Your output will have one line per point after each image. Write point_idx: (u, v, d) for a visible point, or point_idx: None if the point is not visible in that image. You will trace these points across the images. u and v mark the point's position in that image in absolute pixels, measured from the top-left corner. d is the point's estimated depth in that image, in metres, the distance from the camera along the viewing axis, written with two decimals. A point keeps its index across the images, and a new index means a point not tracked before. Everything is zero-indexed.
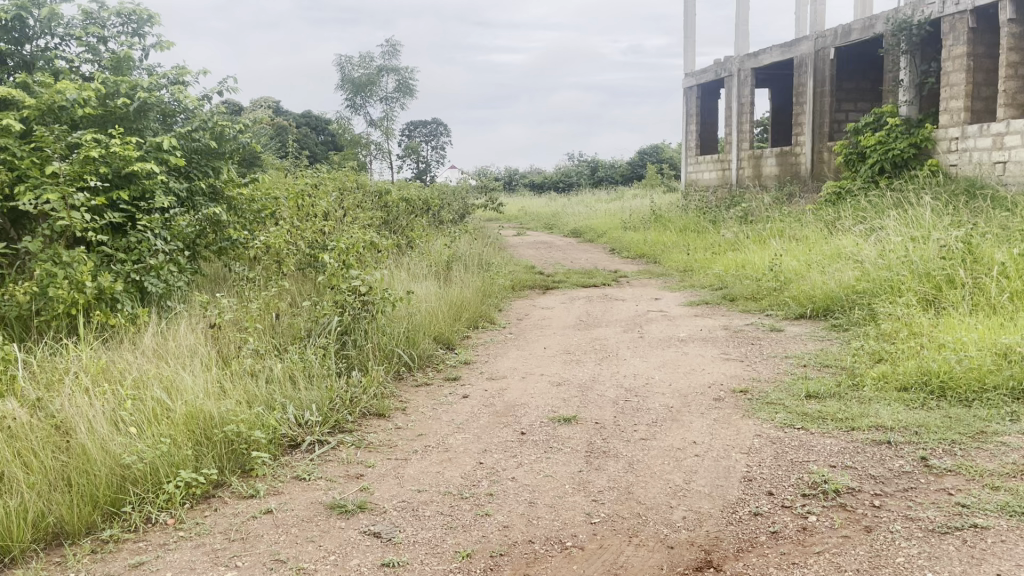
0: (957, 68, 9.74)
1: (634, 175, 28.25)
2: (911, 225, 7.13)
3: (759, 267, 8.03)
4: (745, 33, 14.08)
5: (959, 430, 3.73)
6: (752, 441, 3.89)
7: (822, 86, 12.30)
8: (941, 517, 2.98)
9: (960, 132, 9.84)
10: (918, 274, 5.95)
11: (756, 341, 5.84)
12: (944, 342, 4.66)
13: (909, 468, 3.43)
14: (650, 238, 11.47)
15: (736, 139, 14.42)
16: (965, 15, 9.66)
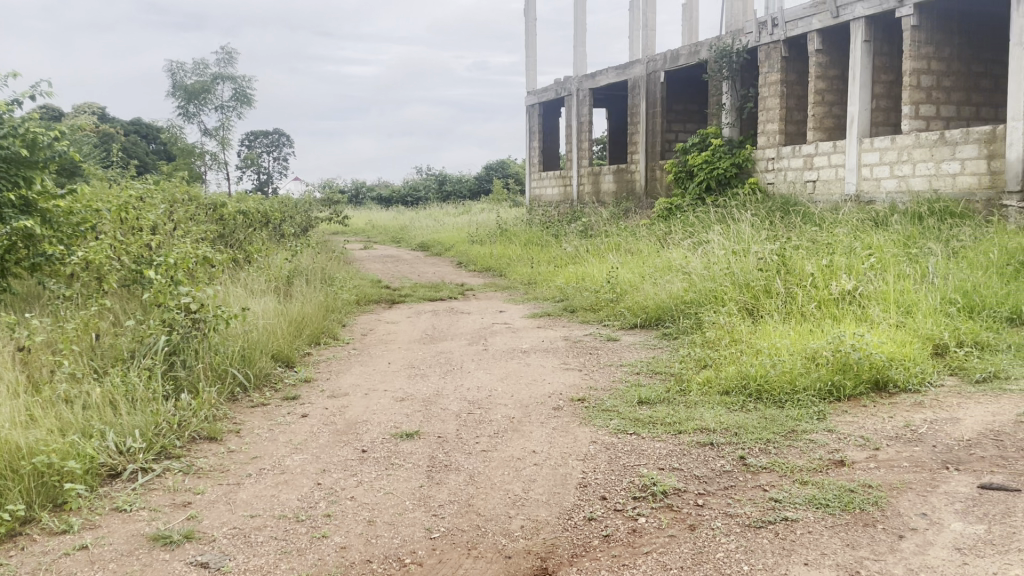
0: (773, 93, 10.59)
1: (481, 190, 28.59)
2: (733, 239, 7.62)
3: (597, 279, 8.33)
4: (582, 54, 14.62)
5: (774, 430, 4.02)
6: (588, 448, 4.01)
7: (653, 107, 12.97)
8: (756, 512, 3.20)
9: (775, 153, 10.67)
10: (738, 284, 6.38)
11: (594, 351, 6.05)
12: (761, 347, 5.02)
13: (729, 467, 3.67)
14: (496, 252, 11.63)
15: (576, 156, 14.93)
16: (778, 44, 10.51)
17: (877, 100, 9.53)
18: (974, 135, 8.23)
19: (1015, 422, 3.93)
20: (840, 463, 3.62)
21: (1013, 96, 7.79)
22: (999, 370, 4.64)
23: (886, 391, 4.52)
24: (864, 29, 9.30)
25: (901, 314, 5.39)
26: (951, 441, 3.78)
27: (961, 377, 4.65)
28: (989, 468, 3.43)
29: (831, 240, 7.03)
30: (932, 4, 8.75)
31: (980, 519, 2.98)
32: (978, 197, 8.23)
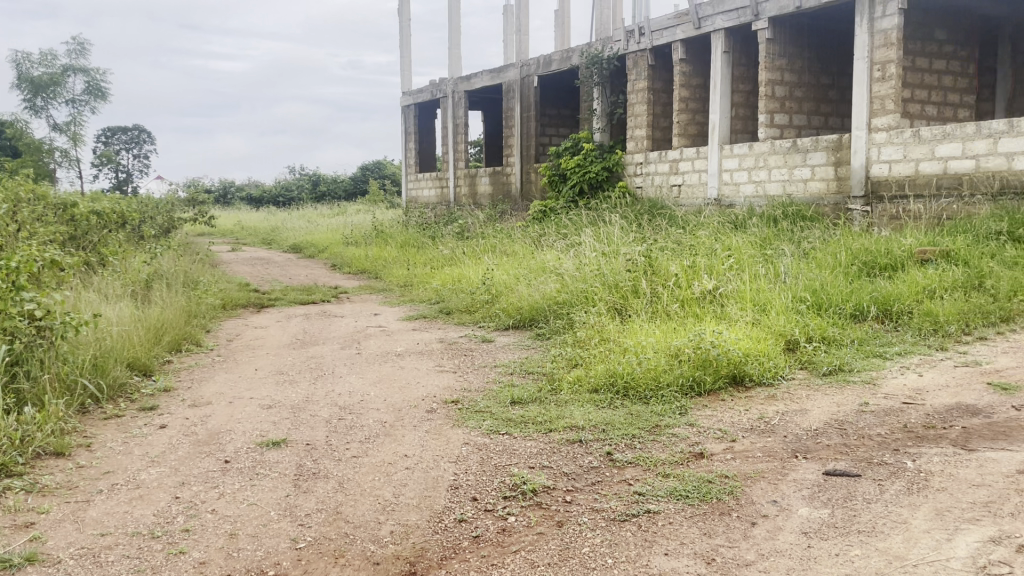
0: (640, 100, 10.98)
1: (357, 190, 28.13)
2: (604, 241, 7.82)
3: (473, 281, 8.36)
4: (457, 56, 14.65)
5: (639, 425, 4.16)
6: (460, 450, 4.02)
7: (527, 111, 13.16)
8: (621, 506, 3.30)
9: (643, 158, 11.06)
10: (608, 285, 6.55)
11: (468, 352, 6.06)
12: (628, 346, 5.17)
13: (597, 463, 3.76)
14: (371, 254, 11.47)
15: (452, 158, 14.94)
16: (645, 53, 10.89)
17: (736, 109, 10.03)
18: (823, 143, 8.80)
19: (857, 412, 4.22)
20: (700, 456, 3.78)
21: (857, 108, 8.37)
22: (843, 363, 4.98)
23: (743, 385, 4.77)
24: (723, 40, 9.77)
25: (757, 311, 5.68)
26: (800, 431, 4.02)
27: (809, 370, 4.97)
28: (833, 455, 3.67)
29: (695, 242, 7.33)
30: (785, 19, 9.29)
31: (825, 504, 3.17)
32: (827, 202, 8.80)
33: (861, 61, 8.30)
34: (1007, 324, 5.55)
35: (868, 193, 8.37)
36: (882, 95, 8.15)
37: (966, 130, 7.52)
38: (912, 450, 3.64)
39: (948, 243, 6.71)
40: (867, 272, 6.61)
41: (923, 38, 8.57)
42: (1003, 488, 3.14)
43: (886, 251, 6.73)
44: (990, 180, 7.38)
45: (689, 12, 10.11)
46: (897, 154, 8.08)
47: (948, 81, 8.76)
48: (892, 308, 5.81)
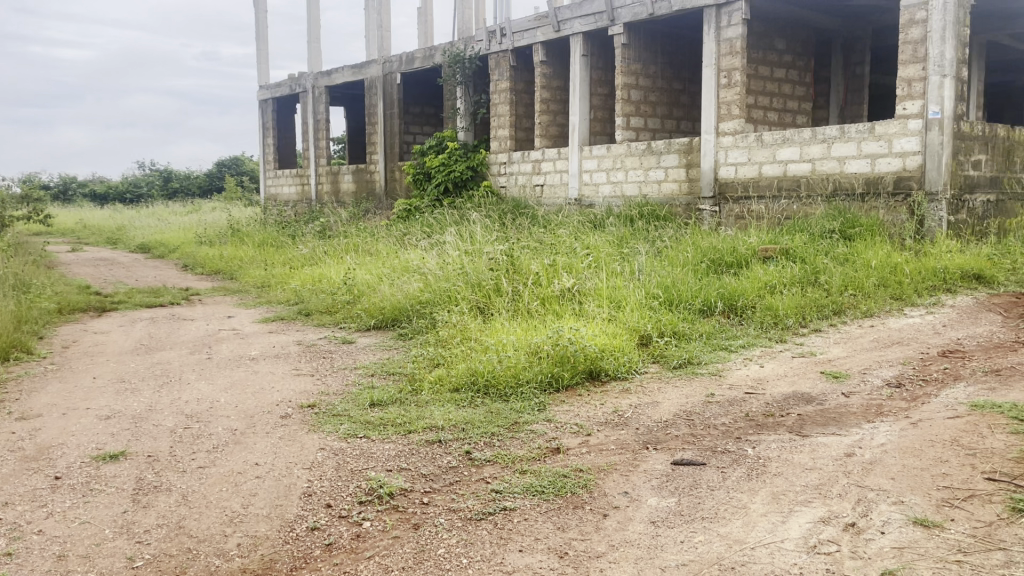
0: (503, 100, 11.11)
1: (213, 187, 26.95)
2: (466, 240, 7.82)
3: (333, 281, 8.17)
4: (317, 51, 14.29)
5: (498, 423, 4.17)
6: (315, 455, 3.90)
7: (390, 108, 13.00)
8: (478, 505, 3.29)
9: (506, 158, 11.17)
10: (471, 284, 6.55)
11: (327, 354, 5.91)
12: (488, 344, 5.17)
13: (455, 463, 3.74)
14: (227, 253, 11.00)
15: (313, 155, 14.56)
16: (506, 53, 11.00)
17: (595, 111, 10.29)
18: (675, 146, 9.17)
19: (704, 402, 4.42)
20: (556, 451, 3.84)
21: (706, 112, 8.77)
22: (692, 356, 5.20)
23: (600, 380, 4.89)
24: (581, 43, 10.02)
25: (613, 307, 5.84)
26: (651, 422, 4.16)
27: (661, 364, 5.16)
28: (681, 445, 3.82)
29: (555, 241, 7.46)
30: (640, 25, 9.61)
31: (673, 493, 3.29)
32: (680, 202, 9.19)
33: (709, 68, 8.70)
34: (838, 316, 5.98)
35: (716, 194, 8.80)
36: (729, 100, 8.58)
37: (803, 135, 8.04)
38: (753, 438, 3.84)
39: (788, 242, 7.15)
40: (716, 269, 6.94)
41: (765, 48, 9.08)
42: (831, 470, 3.36)
43: (732, 249, 7.08)
44: (824, 183, 7.92)
45: (549, 15, 10.29)
46: (742, 157, 8.54)
47: (787, 89, 9.33)
48: (737, 303, 6.12)
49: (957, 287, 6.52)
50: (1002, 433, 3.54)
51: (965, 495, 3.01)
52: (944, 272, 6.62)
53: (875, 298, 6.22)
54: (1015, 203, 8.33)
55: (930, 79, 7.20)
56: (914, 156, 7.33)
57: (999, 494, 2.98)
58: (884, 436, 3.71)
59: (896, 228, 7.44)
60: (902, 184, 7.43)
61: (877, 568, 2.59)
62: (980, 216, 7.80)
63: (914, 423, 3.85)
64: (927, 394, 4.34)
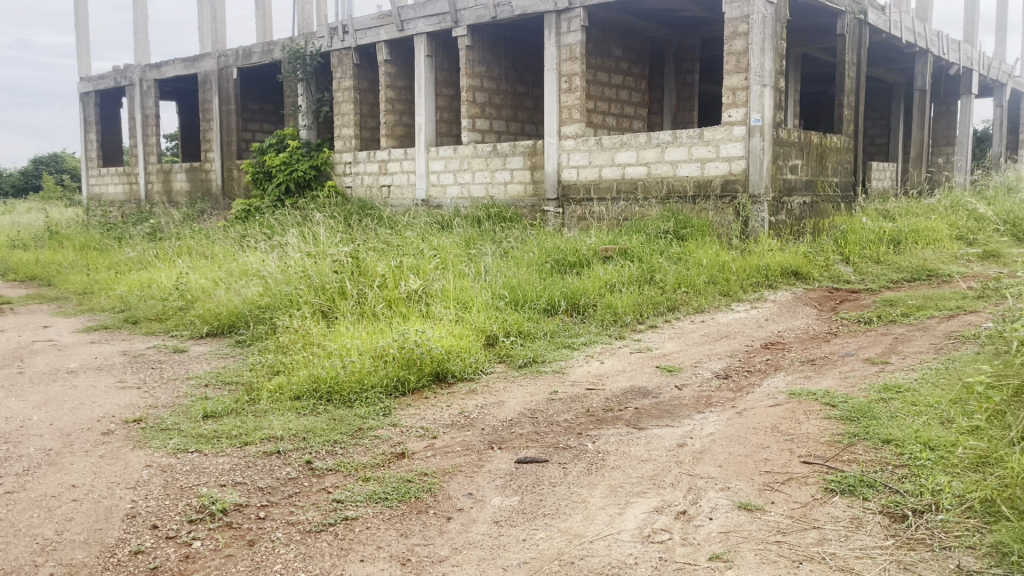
0: (346, 99, 10.90)
1: (29, 187, 24.79)
2: (307, 242, 7.58)
3: (164, 286, 7.70)
4: (145, 42, 13.45)
5: (341, 430, 4.06)
6: (141, 474, 3.64)
7: (227, 104, 12.44)
8: (318, 516, 3.19)
9: (351, 157, 10.96)
10: (314, 286, 6.34)
11: (157, 365, 5.55)
12: (331, 349, 5.03)
13: (295, 474, 3.61)
14: (43, 258, 10.12)
15: (142, 152, 13.68)
16: (349, 51, 10.80)
17: (440, 112, 10.29)
18: (520, 148, 9.32)
19: (548, 400, 4.49)
20: (401, 456, 3.78)
21: (548, 116, 8.97)
22: (537, 355, 5.29)
23: (446, 381, 4.87)
24: (426, 44, 9.99)
25: (459, 308, 5.83)
26: (496, 422, 4.19)
27: (506, 363, 5.21)
28: (525, 443, 3.87)
29: (400, 243, 7.37)
30: (482, 28, 9.69)
31: (516, 491, 3.33)
32: (525, 203, 9.34)
33: (551, 72, 8.89)
34: (673, 313, 6.27)
35: (560, 195, 9.00)
36: (570, 105, 8.81)
37: (639, 139, 8.37)
38: (593, 433, 3.95)
39: (626, 242, 7.43)
40: (559, 269, 7.10)
41: (603, 54, 9.40)
42: (665, 460, 3.51)
43: (574, 249, 7.26)
44: (660, 185, 8.28)
45: (391, 14, 10.19)
46: (583, 160, 8.79)
47: (624, 95, 9.70)
48: (580, 302, 6.28)
49: (779, 283, 7.01)
50: (815, 418, 3.83)
51: (784, 478, 3.22)
52: (766, 269, 7.09)
53: (705, 295, 6.57)
54: (827, 205, 9.05)
55: (752, 89, 7.70)
56: (739, 161, 7.80)
57: (813, 476, 3.21)
58: (712, 425, 3.92)
59: (724, 228, 7.89)
60: (729, 187, 7.89)
61: (705, 553, 2.71)
62: (797, 217, 8.42)
63: (740, 412, 4.09)
64: (751, 384, 4.63)
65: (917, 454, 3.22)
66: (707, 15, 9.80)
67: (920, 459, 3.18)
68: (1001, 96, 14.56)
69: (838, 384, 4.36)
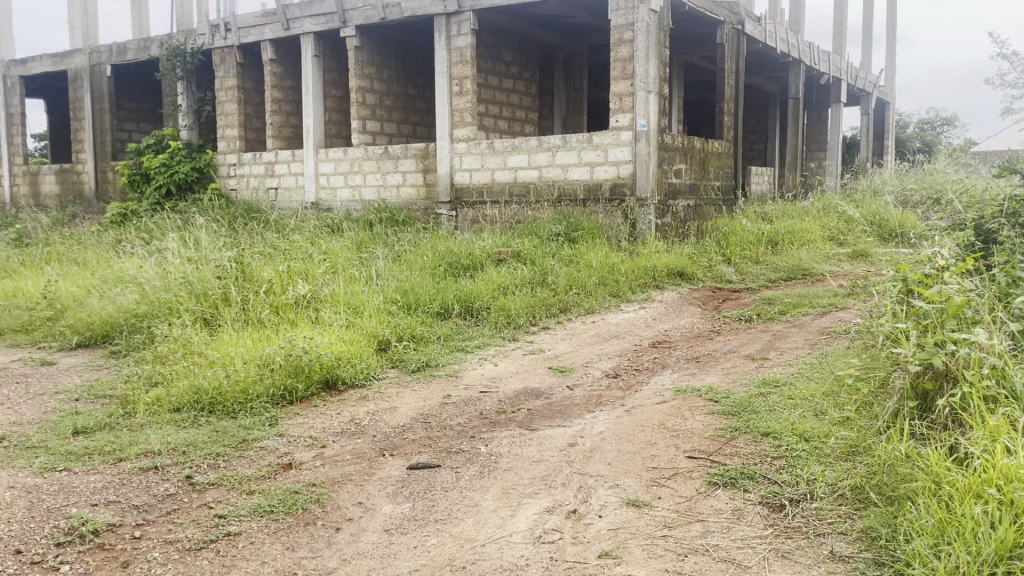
0: (230, 99, 10.55)
1: None
2: (188, 246, 7.28)
3: (30, 295, 7.22)
4: (8, 36, 12.62)
5: (224, 443, 3.90)
6: (1, 496, 3.38)
7: (100, 103, 11.83)
8: (199, 533, 3.05)
9: (236, 159, 10.61)
10: (195, 293, 6.07)
11: (21, 379, 5.19)
12: (214, 359, 4.83)
13: (174, 490, 3.44)
14: None
15: (6, 153, 12.81)
16: (232, 49, 10.46)
17: (329, 113, 10.10)
18: (411, 151, 9.25)
19: (441, 404, 4.46)
20: (287, 466, 3.67)
21: (440, 119, 8.93)
22: (430, 359, 5.24)
23: (336, 389, 4.76)
24: (313, 43, 9.77)
25: (349, 313, 5.72)
26: (387, 429, 4.12)
27: (399, 368, 5.14)
28: (417, 449, 3.82)
29: (287, 247, 7.17)
30: (371, 28, 9.57)
31: (407, 498, 3.28)
32: (417, 206, 9.27)
33: (441, 75, 8.86)
34: (564, 314, 6.35)
35: (453, 198, 8.98)
36: (461, 108, 8.80)
37: (531, 143, 8.44)
38: (486, 436, 3.94)
39: (519, 245, 7.47)
40: (453, 272, 7.06)
41: (493, 58, 9.44)
42: (556, 460, 3.54)
43: (467, 252, 7.25)
44: (551, 189, 8.38)
45: (276, 12, 9.92)
46: (476, 163, 8.79)
47: (515, 99, 9.78)
48: (473, 305, 6.26)
49: (665, 284, 7.21)
50: (700, 414, 3.95)
51: (670, 474, 3.30)
52: (653, 270, 7.27)
53: (595, 295, 6.69)
54: (710, 208, 9.39)
55: (638, 95, 7.90)
56: (626, 165, 7.99)
57: (697, 470, 3.30)
58: (602, 424, 3.98)
59: (613, 231, 8.05)
60: (617, 190, 8.06)
61: (595, 551, 2.75)
62: (682, 220, 8.70)
63: (629, 410, 4.17)
64: (639, 382, 4.75)
65: (793, 445, 3.37)
66: (594, 22, 10.00)
67: (796, 450, 3.33)
68: (867, 105, 15.49)
69: (721, 380, 4.52)
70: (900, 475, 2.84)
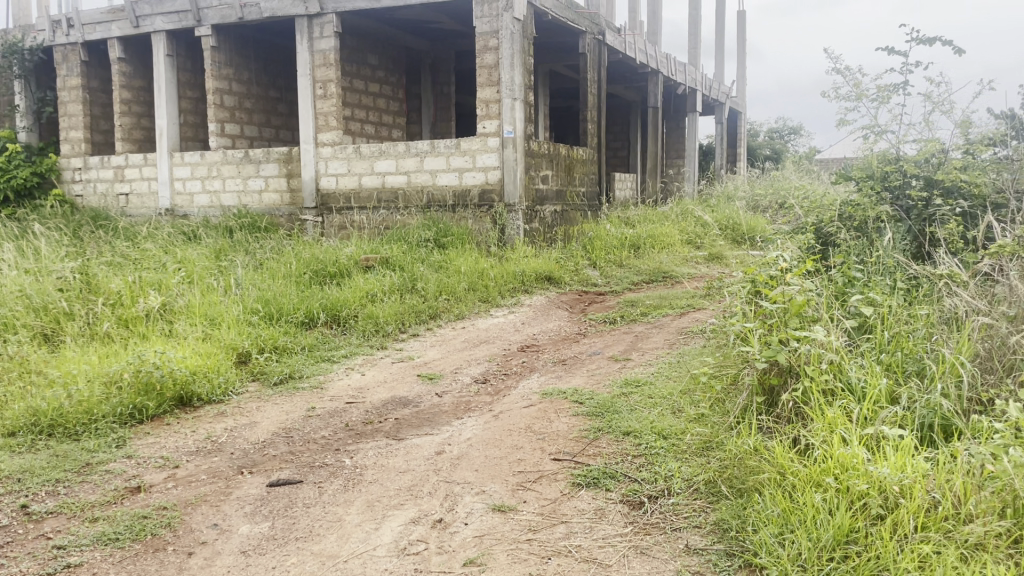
0: (74, 99, 9.91)
1: None
2: (27, 257, 6.74)
3: None
4: None
5: (65, 468, 3.63)
6: None
7: None
8: (34, 566, 2.82)
9: (82, 163, 9.96)
10: (33, 307, 5.63)
11: None
12: (54, 378, 4.49)
13: (7, 522, 3.16)
14: None
15: None
16: (75, 47, 9.82)
17: (184, 116, 9.66)
18: (274, 155, 8.96)
19: (304, 417, 4.33)
20: (136, 490, 3.46)
21: (303, 123, 8.70)
22: (293, 370, 5.08)
23: (191, 406, 4.53)
24: (165, 42, 9.30)
25: (206, 325, 5.46)
26: (247, 445, 3.96)
27: (260, 382, 4.95)
28: (278, 465, 3.68)
29: (138, 257, 6.78)
30: (228, 28, 9.21)
31: (266, 517, 3.15)
32: (281, 212, 8.99)
33: (304, 78, 8.63)
34: (434, 320, 6.31)
35: (318, 204, 8.77)
36: (325, 112, 8.61)
37: (398, 148, 8.35)
38: (351, 448, 3.85)
39: (387, 251, 7.38)
40: (318, 281, 6.88)
41: (358, 62, 9.30)
42: (422, 470, 3.50)
43: (333, 259, 7.07)
44: (419, 195, 8.32)
45: (124, 8, 9.38)
46: (342, 168, 8.62)
47: (382, 103, 9.72)
48: (339, 313, 6.12)
49: (533, 287, 7.31)
50: (566, 416, 4.01)
51: (536, 477, 3.34)
52: (522, 275, 7.35)
53: (465, 301, 6.68)
54: (576, 213, 9.59)
55: (504, 102, 7.99)
56: (494, 171, 8.05)
57: (562, 472, 3.35)
58: (470, 430, 3.98)
59: (482, 236, 8.09)
60: (485, 196, 8.11)
61: (460, 559, 2.73)
62: (549, 225, 8.85)
63: (496, 415, 4.19)
64: (507, 387, 4.77)
65: (652, 443, 3.48)
66: (460, 28, 10.02)
67: (655, 448, 3.44)
68: (720, 115, 16.30)
69: (586, 382, 4.62)
70: (749, 468, 2.98)
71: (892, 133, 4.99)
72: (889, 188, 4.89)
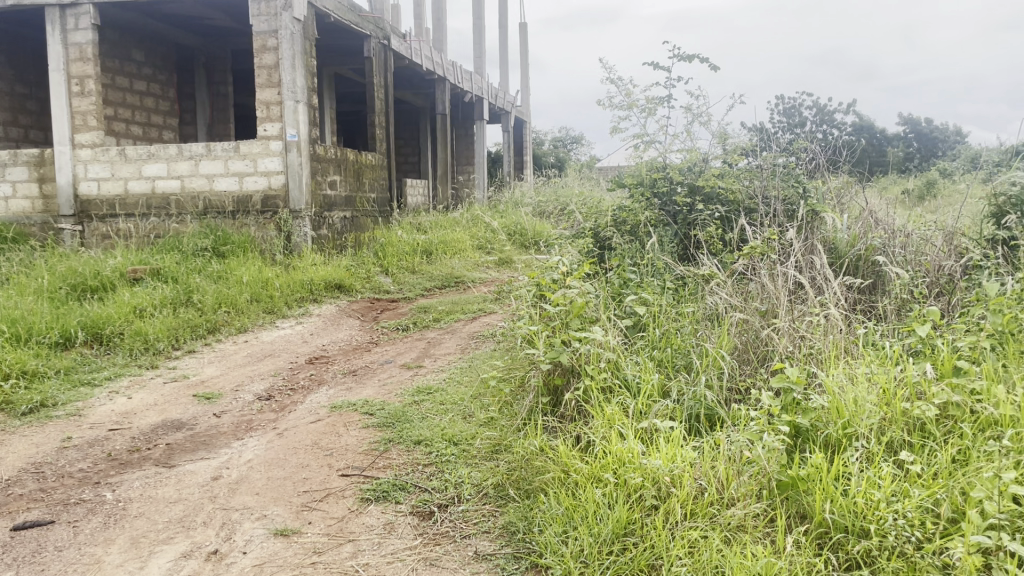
0: None
1: None
2: None
3: None
4: None
5: None
6: None
7: None
8: None
9: None
10: None
11: None
12: None
13: None
14: None
15: None
16: None
17: None
18: (22, 157, 8.03)
19: (58, 449, 3.88)
20: None
21: (56, 122, 7.87)
22: (45, 398, 4.53)
23: None
24: None
25: None
26: None
27: (5, 413, 4.36)
28: (24, 506, 3.26)
29: None
30: None
31: (9, 566, 2.77)
32: (33, 220, 8.07)
33: (56, 73, 7.80)
34: (212, 335, 5.91)
35: (77, 211, 7.96)
36: (84, 110, 7.85)
37: (170, 151, 7.77)
38: (113, 480, 3.49)
39: (158, 261, 6.83)
40: (77, 295, 6.22)
41: (121, 57, 8.57)
42: (196, 498, 3.23)
43: (94, 272, 6.43)
44: (195, 201, 7.79)
45: None
46: (103, 172, 7.88)
47: (149, 103, 9.01)
48: (102, 332, 5.55)
49: (322, 296, 7.08)
50: (354, 429, 3.89)
51: (322, 496, 3.19)
52: (310, 283, 7.09)
53: (247, 313, 6.33)
54: (365, 219, 9.41)
55: (286, 104, 7.68)
56: (278, 176, 7.71)
57: (349, 488, 3.23)
58: (251, 451, 3.74)
59: (266, 244, 7.72)
60: (269, 202, 7.75)
61: None
62: (338, 231, 8.61)
63: (280, 433, 3.98)
64: (293, 402, 4.56)
65: (442, 451, 3.45)
66: (236, 27, 9.53)
67: (445, 455, 3.41)
68: (506, 123, 16.75)
69: (376, 392, 4.51)
70: (535, 468, 3.03)
71: (659, 143, 5.33)
72: (657, 194, 5.19)
